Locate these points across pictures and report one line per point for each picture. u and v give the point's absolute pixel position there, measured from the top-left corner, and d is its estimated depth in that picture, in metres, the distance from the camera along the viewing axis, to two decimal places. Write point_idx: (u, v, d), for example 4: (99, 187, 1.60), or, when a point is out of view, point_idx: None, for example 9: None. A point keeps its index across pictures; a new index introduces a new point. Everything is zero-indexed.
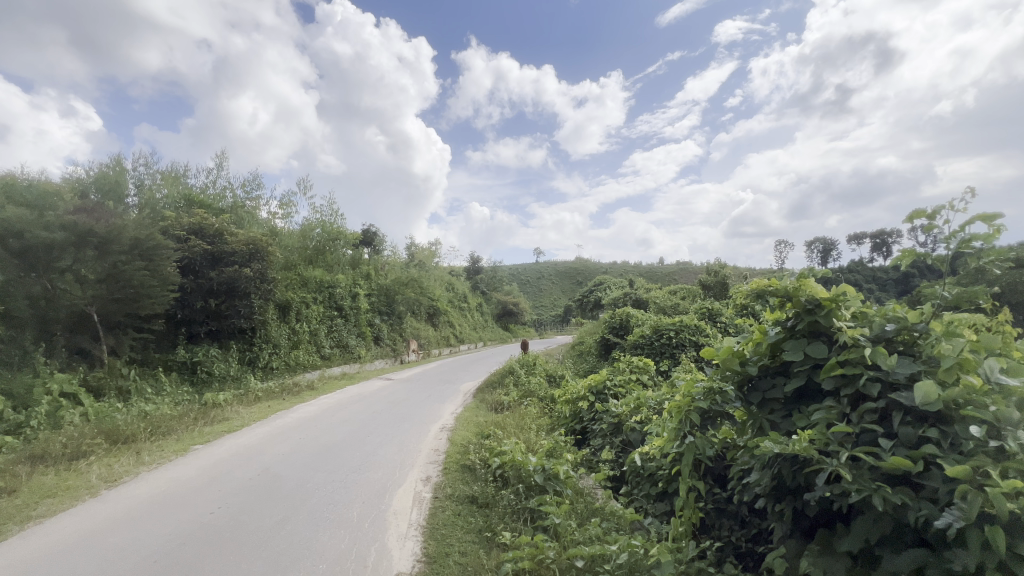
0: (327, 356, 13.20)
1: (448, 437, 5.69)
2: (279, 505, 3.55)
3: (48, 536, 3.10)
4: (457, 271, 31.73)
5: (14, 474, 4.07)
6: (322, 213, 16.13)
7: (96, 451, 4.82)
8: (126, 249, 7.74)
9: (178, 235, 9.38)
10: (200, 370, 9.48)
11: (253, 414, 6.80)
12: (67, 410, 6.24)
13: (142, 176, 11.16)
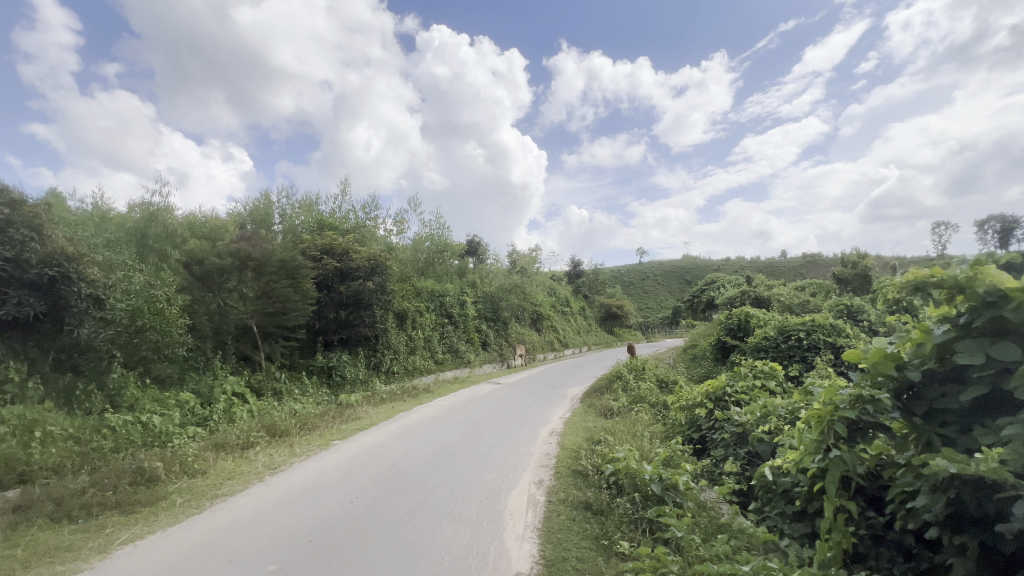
0: (440, 361, 14.07)
1: (557, 441, 5.72)
2: (406, 499, 3.86)
3: (231, 512, 3.73)
4: (558, 275, 31.87)
5: (205, 458, 4.96)
6: (431, 227, 17.32)
7: (259, 442, 5.70)
8: (276, 270, 9.01)
9: (314, 256, 10.72)
10: (335, 374, 10.70)
11: (380, 414, 7.49)
12: (238, 407, 7.47)
13: (285, 207, 13.02)
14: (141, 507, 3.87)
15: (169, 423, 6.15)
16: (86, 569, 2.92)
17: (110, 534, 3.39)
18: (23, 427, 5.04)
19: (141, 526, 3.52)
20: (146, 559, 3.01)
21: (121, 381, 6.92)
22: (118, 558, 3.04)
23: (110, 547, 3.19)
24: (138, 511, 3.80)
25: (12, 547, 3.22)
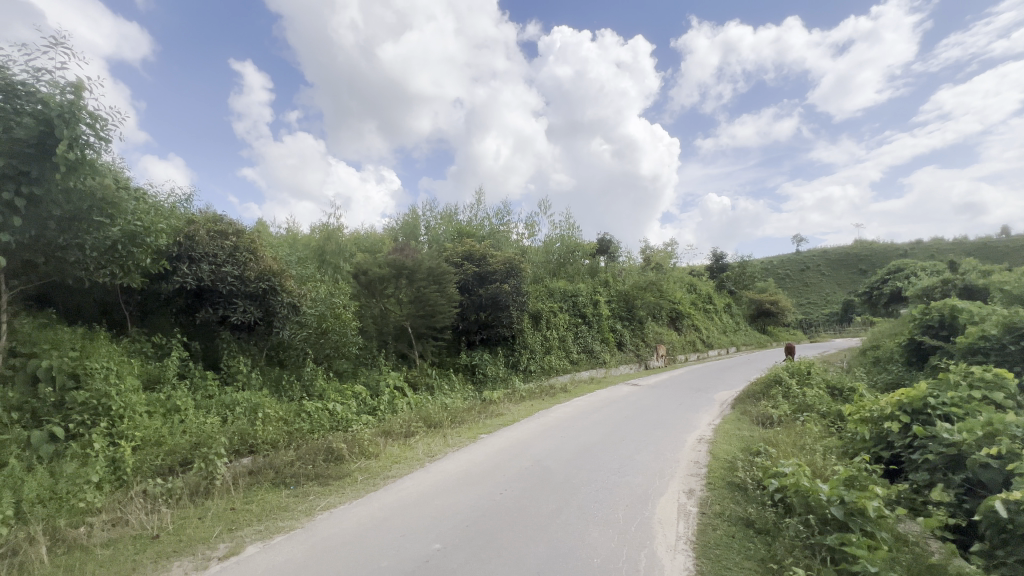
0: (575, 361, 14.11)
1: (708, 449, 5.30)
2: (552, 496, 3.95)
3: (400, 492, 4.24)
4: (698, 270, 29.61)
5: (377, 442, 5.72)
6: (561, 228, 17.52)
7: (418, 431, 6.38)
8: (425, 277, 9.98)
9: (456, 262, 11.60)
10: (478, 372, 11.45)
11: (521, 411, 7.80)
12: (399, 399, 8.43)
13: (430, 219, 14.47)
14: (333, 480, 4.62)
15: (349, 410, 7.22)
16: (299, 527, 3.57)
17: (313, 500, 4.11)
18: (250, 409, 6.37)
19: (334, 497, 4.19)
20: (340, 525, 3.57)
21: (313, 375, 8.33)
22: (320, 522, 3.66)
23: (314, 511, 3.86)
24: (332, 483, 4.55)
25: (249, 503, 4.09)
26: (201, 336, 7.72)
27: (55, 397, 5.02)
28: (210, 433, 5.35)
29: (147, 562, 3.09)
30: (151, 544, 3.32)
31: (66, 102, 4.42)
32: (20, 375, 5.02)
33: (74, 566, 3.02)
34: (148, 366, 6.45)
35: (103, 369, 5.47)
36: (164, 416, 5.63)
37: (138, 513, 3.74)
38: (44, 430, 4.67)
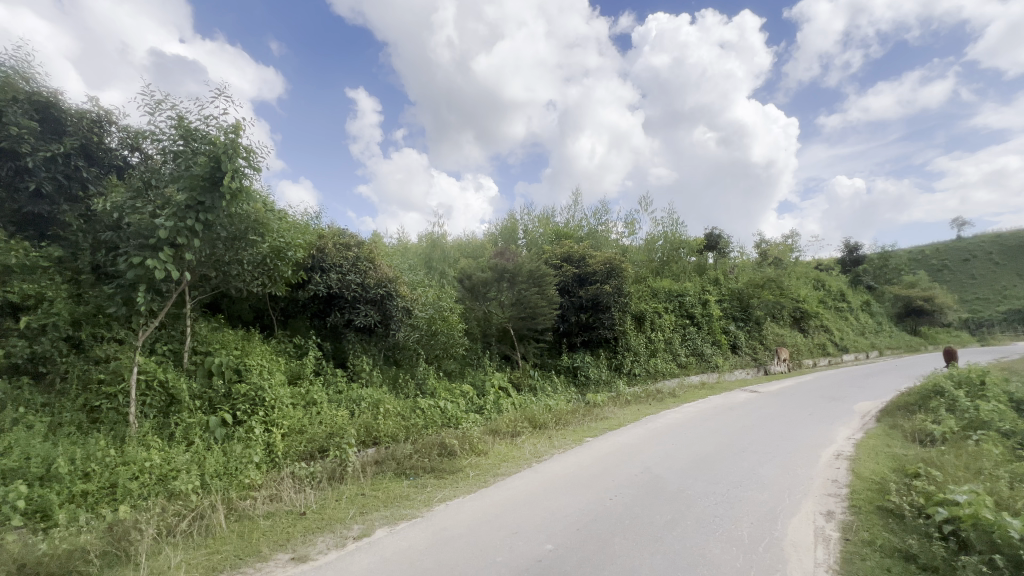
0: (684, 364, 13.31)
1: (848, 467, 4.66)
2: (666, 506, 3.77)
3: (509, 490, 4.35)
4: (826, 264, 26.30)
5: (486, 440, 5.95)
6: (664, 224, 16.75)
7: (524, 431, 6.51)
8: (526, 280, 10.16)
9: (555, 264, 11.63)
10: (581, 374, 11.32)
11: (626, 415, 7.56)
12: (504, 399, 8.64)
13: (528, 223, 14.77)
14: (447, 473, 4.90)
15: (458, 408, 7.56)
16: (419, 516, 3.83)
17: (431, 492, 4.40)
18: (373, 404, 7.01)
19: (449, 490, 4.43)
20: (456, 517, 3.75)
21: (425, 373, 8.89)
22: (438, 512, 3.90)
23: (431, 502, 4.12)
24: (447, 476, 4.83)
25: (376, 490, 4.50)
26: (332, 338, 8.67)
27: (225, 388, 5.99)
28: (342, 424, 5.98)
29: (297, 535, 3.53)
30: (299, 519, 3.80)
31: (229, 140, 5.30)
32: (200, 370, 6.09)
33: (244, 533, 3.57)
34: (292, 364, 7.40)
35: (259, 366, 6.42)
36: (305, 408, 6.43)
37: (289, 490, 4.31)
38: (218, 416, 5.59)
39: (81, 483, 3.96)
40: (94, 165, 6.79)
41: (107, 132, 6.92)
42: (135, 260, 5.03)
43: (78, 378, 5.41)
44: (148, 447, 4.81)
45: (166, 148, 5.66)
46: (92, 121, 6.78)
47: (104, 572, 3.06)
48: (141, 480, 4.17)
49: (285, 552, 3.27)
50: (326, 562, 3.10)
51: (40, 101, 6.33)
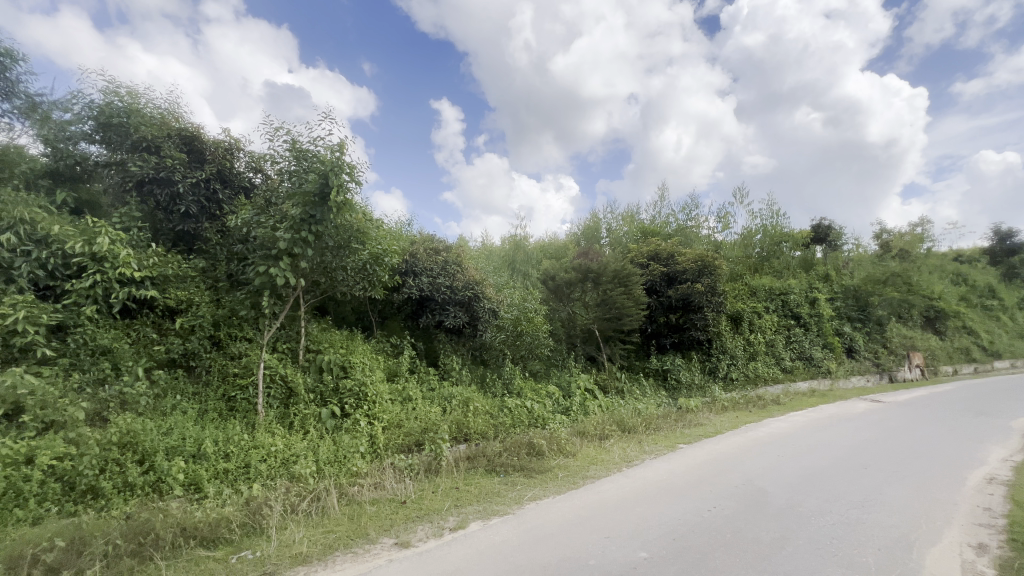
0: (789, 369, 12.09)
1: (1005, 494, 3.95)
2: (773, 523, 3.48)
3: (600, 494, 4.27)
4: (968, 255, 22.55)
5: (574, 442, 5.92)
6: (762, 217, 15.49)
7: (613, 435, 6.37)
8: (611, 280, 9.94)
9: (642, 263, 11.25)
10: (671, 377, 10.80)
11: (724, 422, 7.07)
12: (590, 401, 8.50)
13: (611, 222, 14.61)
14: (536, 473, 4.96)
15: (545, 409, 7.59)
16: (511, 513, 3.92)
17: (520, 490, 4.48)
18: (463, 402, 7.29)
19: (539, 490, 4.48)
20: (546, 517, 3.79)
21: (512, 373, 9.05)
22: (528, 511, 3.96)
23: (522, 500, 4.20)
24: (536, 476, 4.88)
25: (469, 484, 4.68)
26: (424, 338, 9.16)
27: (334, 383, 6.59)
28: (435, 420, 6.30)
29: (399, 522, 3.77)
30: (400, 507, 4.07)
31: (335, 158, 5.84)
32: (313, 366, 6.75)
33: (354, 516, 3.90)
34: (389, 362, 7.93)
35: (361, 363, 6.97)
36: (402, 403, 6.87)
37: (391, 479, 4.63)
38: (328, 409, 6.16)
39: (223, 462, 4.57)
40: (228, 187, 7.82)
41: (237, 158, 7.94)
42: (261, 269, 5.72)
43: (219, 371, 6.23)
44: (273, 433, 5.43)
45: (284, 169, 6.38)
46: (226, 148, 7.83)
47: (243, 540, 3.52)
48: (269, 463, 4.73)
49: (389, 537, 3.52)
50: (426, 550, 3.29)
51: (188, 136, 7.48)
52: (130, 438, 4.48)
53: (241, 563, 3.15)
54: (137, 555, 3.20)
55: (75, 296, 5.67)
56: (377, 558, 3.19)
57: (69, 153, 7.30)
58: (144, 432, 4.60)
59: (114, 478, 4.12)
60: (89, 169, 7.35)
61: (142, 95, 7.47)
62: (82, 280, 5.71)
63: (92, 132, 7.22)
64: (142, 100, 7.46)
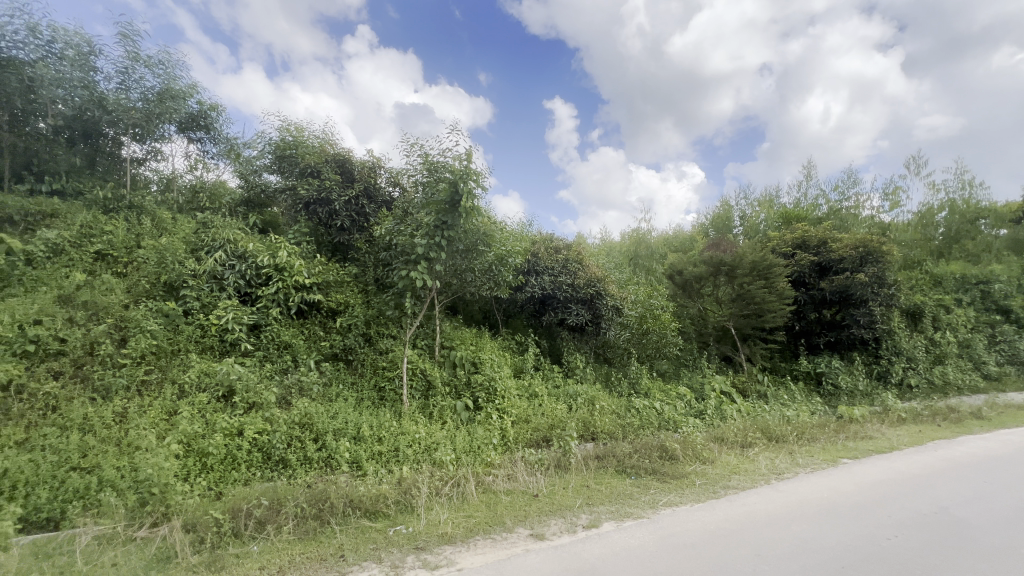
0: (994, 377, 9.68)
1: None
2: (982, 564, 2.82)
3: (746, 506, 3.90)
4: None
5: (712, 448, 5.50)
6: (948, 190, 12.77)
7: (758, 444, 5.77)
8: (748, 272, 9.02)
9: (786, 253, 10.07)
10: (826, 381, 9.40)
11: (903, 437, 5.94)
12: (727, 405, 7.77)
13: (745, 209, 13.55)
14: (671, 478, 4.71)
15: (675, 411, 7.14)
16: (645, 517, 3.78)
17: (654, 494, 4.30)
18: (589, 400, 7.24)
19: (674, 496, 4.25)
20: (685, 525, 3.57)
21: (638, 373, 8.72)
22: (664, 517, 3.77)
23: (657, 505, 4.02)
24: (671, 481, 4.64)
25: (599, 483, 4.64)
26: (547, 336, 9.32)
27: (466, 378, 7.04)
28: (562, 417, 6.36)
29: (533, 514, 3.89)
30: (533, 500, 4.20)
31: (464, 167, 6.24)
32: (447, 362, 7.29)
33: (491, 504, 4.12)
34: (515, 359, 8.21)
35: (490, 360, 7.33)
36: (529, 399, 7.07)
37: (522, 472, 4.79)
38: (462, 402, 6.59)
39: (377, 445, 5.17)
40: (373, 202, 8.85)
41: (380, 175, 8.96)
42: (403, 273, 6.33)
43: (371, 364, 7.05)
44: (417, 422, 5.98)
45: (418, 181, 7.00)
46: (370, 167, 8.88)
47: (398, 516, 3.94)
48: (414, 448, 5.22)
49: (524, 528, 3.64)
50: (561, 545, 3.33)
51: (340, 160, 8.65)
52: (307, 420, 5.31)
53: (398, 535, 3.53)
54: (318, 518, 3.78)
55: (264, 301, 6.88)
56: (514, 547, 3.33)
57: (256, 183, 8.87)
58: (317, 415, 5.40)
59: (298, 451, 4.91)
60: (270, 195, 8.88)
61: (306, 129, 8.82)
62: (269, 288, 6.92)
63: (271, 164, 8.70)
64: (307, 132, 8.80)
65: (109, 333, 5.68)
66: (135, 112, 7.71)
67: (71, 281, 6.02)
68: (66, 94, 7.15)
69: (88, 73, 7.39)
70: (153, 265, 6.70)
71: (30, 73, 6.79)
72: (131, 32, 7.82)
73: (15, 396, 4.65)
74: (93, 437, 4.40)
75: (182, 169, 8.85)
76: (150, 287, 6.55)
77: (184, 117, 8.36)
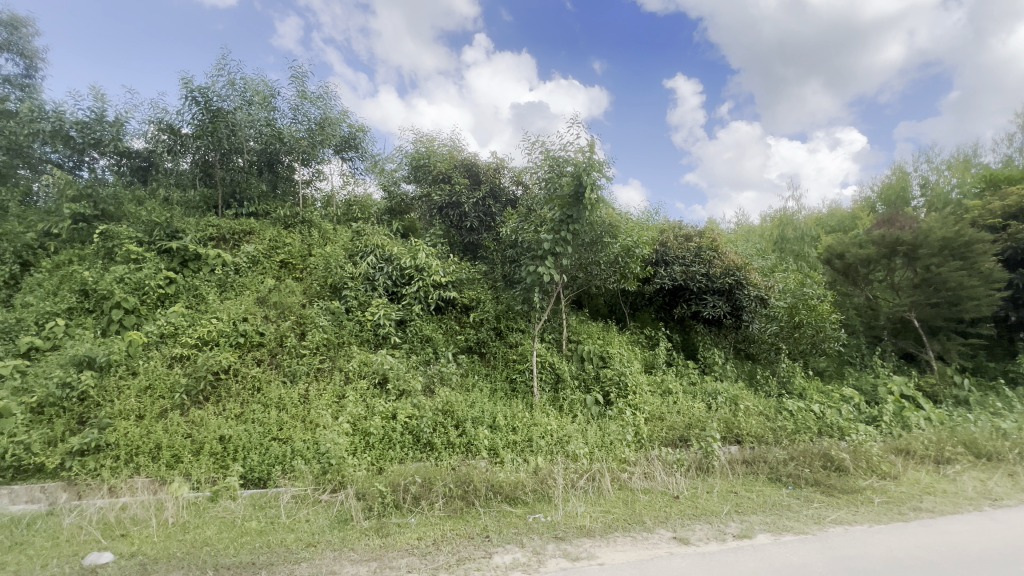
0: None
1: None
2: None
3: (949, 535, 3.21)
4: None
5: (893, 462, 4.66)
6: None
7: (961, 461, 4.75)
8: (936, 251, 7.66)
9: (991, 225, 8.22)
10: None
11: None
12: (911, 411, 6.48)
13: (928, 175, 11.17)
14: (839, 493, 4.11)
15: (840, 415, 6.19)
16: (809, 533, 3.35)
17: (818, 508, 3.78)
18: (731, 399, 6.64)
19: (846, 513, 3.69)
20: (863, 547, 3.07)
21: (789, 371, 7.76)
22: (835, 536, 3.29)
23: (823, 521, 3.53)
24: (840, 496, 4.06)
25: (749, 491, 4.25)
26: (680, 330, 8.85)
27: (595, 372, 6.97)
28: (701, 417, 5.94)
29: (675, 516, 3.70)
30: (674, 502, 4.00)
31: (587, 160, 6.14)
32: (575, 356, 7.31)
33: (629, 502, 4.02)
34: (645, 354, 7.89)
35: (619, 355, 7.17)
36: (662, 395, 6.75)
37: (660, 471, 4.58)
38: (592, 396, 6.55)
39: (512, 434, 5.39)
40: (498, 201, 9.26)
41: (503, 175, 9.32)
42: (531, 268, 6.49)
43: (502, 357, 7.38)
44: (548, 414, 6.10)
45: (540, 177, 7.11)
46: (495, 169, 9.29)
47: (536, 504, 4.08)
48: (547, 439, 5.33)
49: (666, 530, 3.47)
50: (709, 552, 3.11)
51: (468, 164, 9.20)
52: (448, 407, 5.75)
53: (537, 523, 3.64)
54: (464, 498, 4.07)
55: (408, 298, 7.61)
56: (657, 548, 3.20)
57: (396, 194, 9.90)
58: (457, 404, 5.82)
59: (442, 435, 5.35)
60: (408, 203, 9.83)
61: (437, 139, 9.55)
62: (412, 287, 7.64)
63: (409, 175, 9.60)
64: (438, 142, 9.51)
65: (293, 328, 6.81)
66: (303, 140, 9.11)
67: (265, 286, 7.35)
68: (257, 132, 8.72)
69: (269, 113, 8.92)
70: (322, 270, 7.89)
71: (232, 119, 8.43)
72: (298, 73, 9.26)
73: (233, 377, 5.82)
74: (286, 414, 5.32)
75: (339, 185, 10.21)
76: (320, 288, 7.69)
77: (339, 141, 9.67)
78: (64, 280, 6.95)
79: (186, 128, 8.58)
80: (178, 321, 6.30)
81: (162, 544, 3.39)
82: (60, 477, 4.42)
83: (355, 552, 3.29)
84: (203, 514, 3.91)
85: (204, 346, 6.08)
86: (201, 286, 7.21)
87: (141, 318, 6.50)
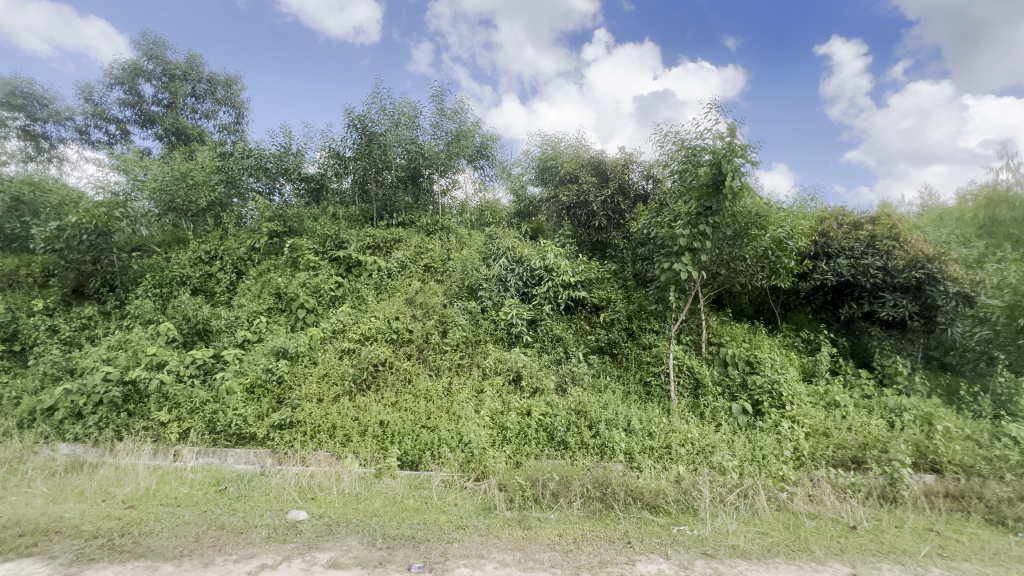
0: None
1: None
2: None
3: None
4: None
5: None
6: None
7: None
8: None
9: None
10: None
11: None
12: None
13: None
14: None
15: None
16: None
17: None
18: (923, 418, 5.48)
19: None
20: None
21: (1011, 387, 6.13)
22: None
23: None
24: None
25: (956, 532, 3.47)
26: (848, 333, 7.59)
27: (741, 378, 6.34)
28: (881, 435, 5.01)
29: (853, 549, 3.18)
30: (850, 533, 3.45)
31: (727, 145, 5.62)
32: (717, 360, 6.71)
33: (790, 525, 3.59)
34: (804, 360, 6.93)
35: (770, 360, 6.43)
36: (827, 408, 5.87)
37: (829, 495, 3.98)
38: (739, 404, 5.96)
39: (648, 440, 5.15)
40: (627, 198, 8.99)
41: (632, 171, 9.00)
42: (665, 266, 6.15)
43: (635, 359, 7.12)
44: (688, 421, 5.72)
45: (673, 169, 6.71)
46: (622, 165, 9.03)
47: (680, 515, 3.86)
48: (687, 448, 5.00)
49: (842, 564, 3.01)
50: None
51: (595, 162, 9.10)
52: (581, 407, 5.74)
53: (683, 535, 3.44)
54: (603, 501, 4.02)
55: (539, 298, 7.77)
56: None
57: (525, 198, 10.23)
58: (589, 404, 5.79)
59: (576, 435, 5.36)
60: (536, 206, 10.08)
61: (564, 140, 9.62)
62: (542, 287, 7.81)
63: (536, 178, 9.82)
64: (564, 143, 9.58)
65: (436, 326, 7.44)
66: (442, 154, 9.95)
67: (413, 288, 8.15)
68: (403, 150, 9.73)
69: (413, 131, 9.87)
70: (459, 273, 8.49)
71: (384, 141, 9.54)
72: (436, 92, 10.12)
73: (389, 369, 6.58)
74: (432, 405, 5.83)
75: (472, 193, 10.89)
76: (458, 289, 8.28)
77: (472, 151, 10.38)
78: (265, 285, 8.55)
79: (348, 153, 9.94)
80: (345, 319, 7.32)
81: (342, 510, 3.97)
82: (267, 444, 5.45)
83: (500, 539, 3.46)
84: (371, 488, 4.47)
85: (366, 341, 6.97)
86: (362, 288, 8.27)
87: (318, 316, 7.69)
